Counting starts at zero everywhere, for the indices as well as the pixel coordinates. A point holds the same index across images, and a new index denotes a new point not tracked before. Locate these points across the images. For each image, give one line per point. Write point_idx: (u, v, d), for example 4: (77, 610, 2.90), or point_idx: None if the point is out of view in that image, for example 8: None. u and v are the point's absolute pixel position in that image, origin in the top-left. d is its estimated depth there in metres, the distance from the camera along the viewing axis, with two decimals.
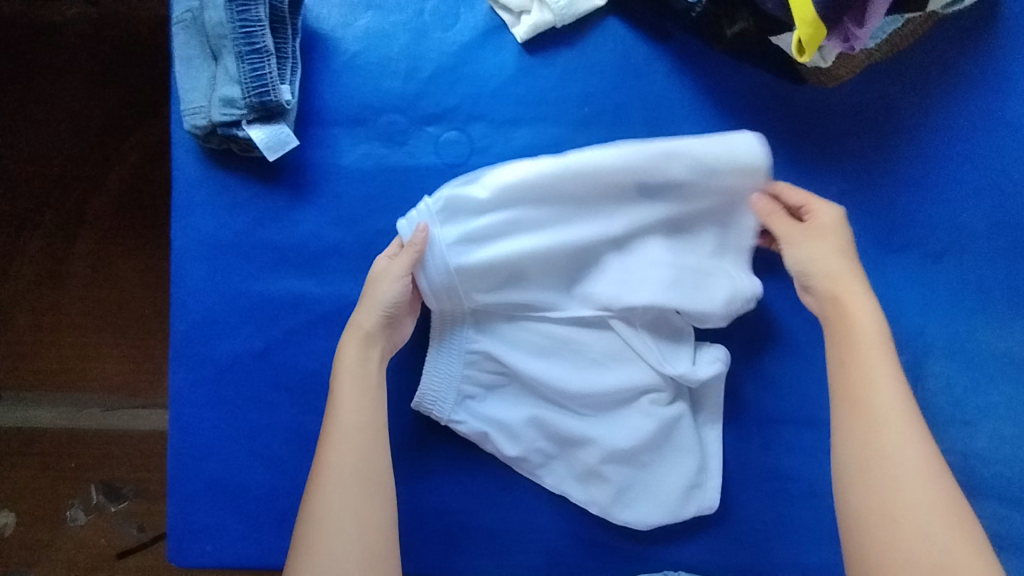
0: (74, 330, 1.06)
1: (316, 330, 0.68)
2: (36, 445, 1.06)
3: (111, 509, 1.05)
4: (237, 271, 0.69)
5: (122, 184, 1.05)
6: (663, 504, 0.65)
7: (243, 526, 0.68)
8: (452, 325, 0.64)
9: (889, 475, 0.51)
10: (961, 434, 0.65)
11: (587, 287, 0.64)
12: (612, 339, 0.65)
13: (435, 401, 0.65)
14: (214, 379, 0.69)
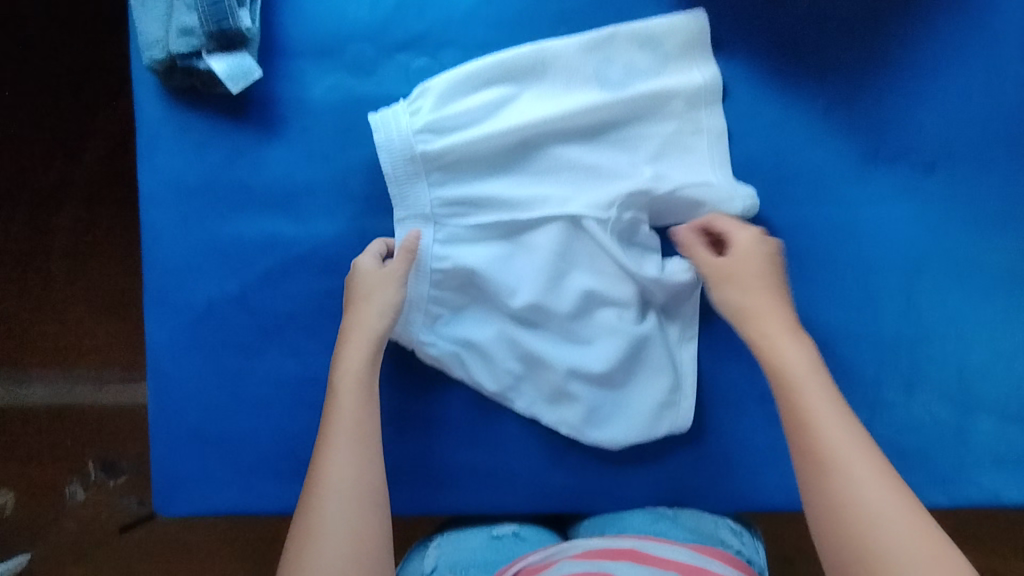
0: (60, 305, 1.05)
1: (293, 271, 0.67)
2: (28, 424, 1.05)
3: (110, 484, 1.04)
4: (207, 213, 0.66)
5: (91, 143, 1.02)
6: (644, 425, 0.64)
7: (230, 473, 0.67)
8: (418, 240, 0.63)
9: (863, 524, 0.47)
10: (955, 349, 0.64)
11: (556, 191, 0.63)
12: (580, 250, 0.63)
13: (403, 324, 0.64)
14: (190, 326, 0.67)
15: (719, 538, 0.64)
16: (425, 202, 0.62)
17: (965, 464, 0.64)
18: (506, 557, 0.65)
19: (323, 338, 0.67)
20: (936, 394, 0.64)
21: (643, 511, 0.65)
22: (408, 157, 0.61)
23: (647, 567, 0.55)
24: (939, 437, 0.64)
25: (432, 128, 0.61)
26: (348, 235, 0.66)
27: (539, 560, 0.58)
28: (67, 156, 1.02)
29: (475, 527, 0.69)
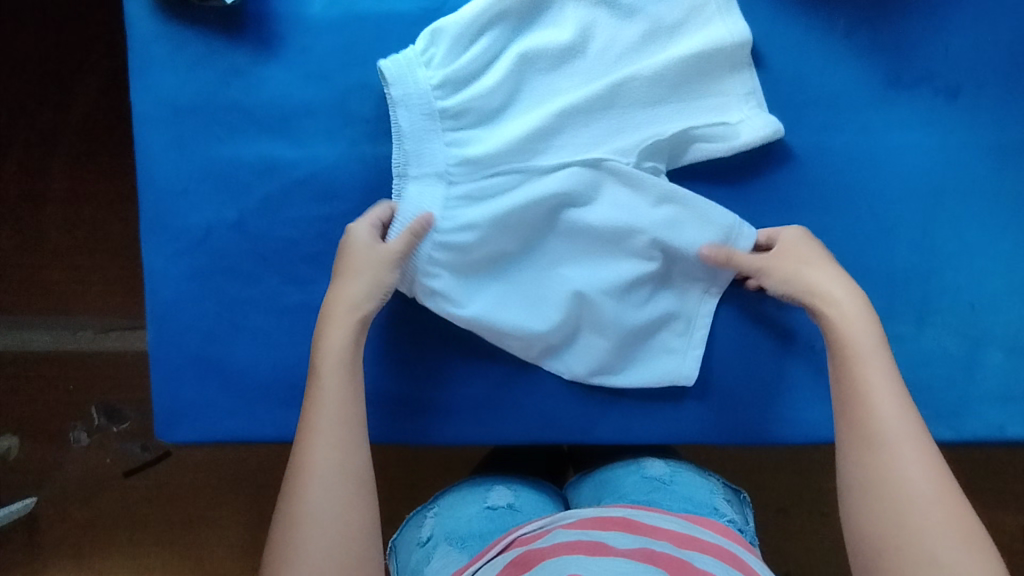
0: (62, 250, 1.04)
1: (293, 197, 0.65)
2: (28, 371, 1.05)
3: (113, 430, 1.04)
4: (204, 136, 0.65)
5: (92, 73, 1.02)
6: (652, 361, 0.65)
7: (232, 402, 0.67)
8: (434, 195, 0.61)
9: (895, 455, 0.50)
10: (967, 281, 0.63)
11: (573, 138, 0.62)
12: (591, 195, 0.62)
13: (417, 285, 0.62)
14: (189, 252, 0.66)
15: (713, 505, 0.69)
16: (442, 161, 0.61)
17: (972, 397, 0.63)
18: (502, 528, 0.67)
19: (324, 265, 0.65)
20: (945, 326, 0.63)
21: (639, 477, 0.71)
22: (425, 111, 0.60)
23: (638, 536, 0.57)
24: (947, 369, 0.63)
25: (449, 81, 0.60)
26: (349, 159, 0.64)
27: (532, 532, 0.60)
28: (69, 91, 1.02)
29: (471, 494, 0.71)
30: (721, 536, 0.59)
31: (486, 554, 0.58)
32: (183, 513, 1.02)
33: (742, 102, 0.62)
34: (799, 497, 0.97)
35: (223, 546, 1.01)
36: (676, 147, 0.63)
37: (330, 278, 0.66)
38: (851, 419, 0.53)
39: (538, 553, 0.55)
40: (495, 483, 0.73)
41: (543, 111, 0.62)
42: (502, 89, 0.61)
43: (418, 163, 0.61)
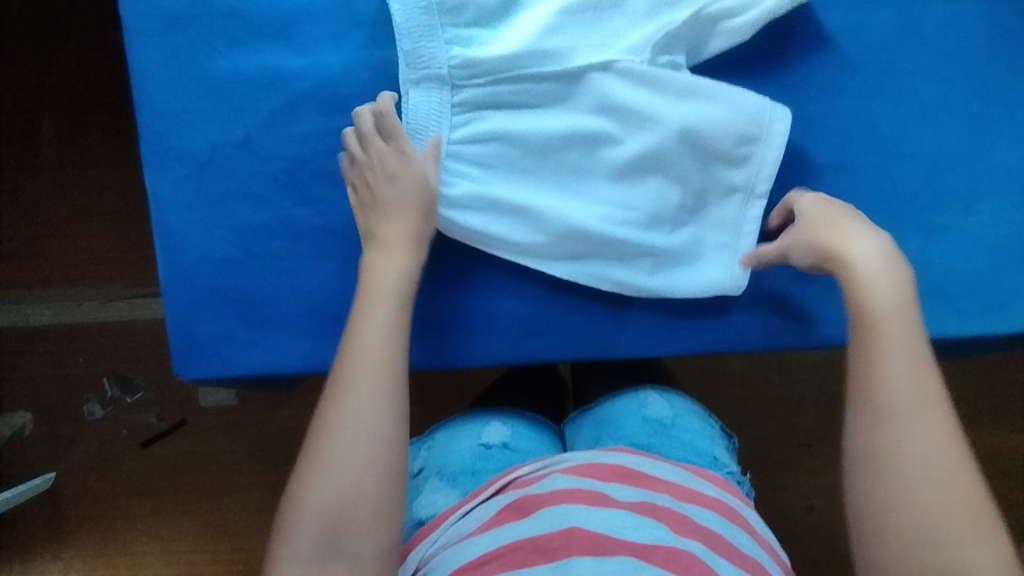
0: (63, 213, 1.01)
1: (300, 110, 0.61)
2: (36, 341, 1.02)
3: (126, 401, 1.02)
4: (200, 49, 0.61)
5: (83, 19, 0.99)
6: (694, 257, 0.61)
7: (251, 333, 0.64)
8: (437, 98, 0.57)
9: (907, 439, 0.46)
10: (1017, 159, 0.60)
11: (585, 35, 0.57)
12: (600, 96, 0.57)
13: None
14: (195, 177, 0.62)
15: (713, 455, 0.67)
16: (441, 61, 0.56)
17: (1020, 287, 0.61)
18: (495, 467, 0.65)
19: (338, 183, 0.62)
20: (995, 207, 0.61)
21: (640, 421, 0.69)
22: (422, 8, 0.56)
23: (640, 490, 0.55)
24: (997, 254, 0.61)
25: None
26: (357, 64, 0.60)
27: (530, 473, 0.58)
28: (59, 39, 0.99)
29: (467, 428, 0.69)
30: (719, 491, 0.58)
31: (480, 494, 0.57)
32: (206, 477, 1.00)
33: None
34: (825, 425, 0.96)
35: (248, 507, 0.99)
36: (696, 35, 0.58)
37: (345, 197, 0.62)
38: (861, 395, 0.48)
39: (537, 497, 0.53)
40: (492, 417, 0.71)
41: (548, 6, 0.57)
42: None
43: (418, 63, 0.56)
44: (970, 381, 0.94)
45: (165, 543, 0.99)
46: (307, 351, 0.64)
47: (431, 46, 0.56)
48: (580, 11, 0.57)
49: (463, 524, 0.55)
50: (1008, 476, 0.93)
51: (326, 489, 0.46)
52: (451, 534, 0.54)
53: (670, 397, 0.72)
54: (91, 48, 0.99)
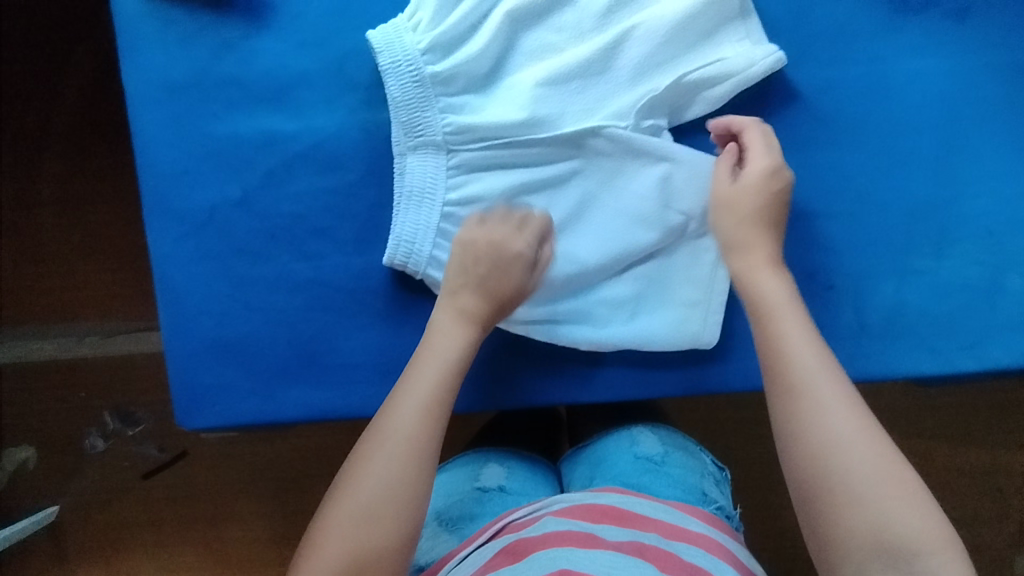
0: (66, 255, 1.03)
1: (296, 170, 0.64)
2: (38, 378, 1.04)
3: (128, 433, 1.04)
4: (200, 113, 0.63)
5: (86, 66, 1.01)
6: (685, 317, 0.62)
7: (250, 382, 0.66)
8: (432, 161, 0.60)
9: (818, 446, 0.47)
10: (988, 207, 0.62)
11: (573, 102, 0.60)
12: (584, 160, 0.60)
13: (409, 253, 0.60)
14: (195, 234, 0.65)
15: (702, 491, 0.69)
16: (437, 129, 0.59)
17: (995, 324, 0.63)
18: (495, 510, 0.67)
19: (333, 238, 0.65)
20: (965, 253, 0.63)
21: (632, 459, 0.71)
22: (415, 81, 0.58)
23: (628, 529, 0.57)
24: (969, 298, 0.63)
25: (437, 45, 0.58)
26: (351, 126, 0.63)
27: (523, 516, 0.60)
28: (63, 87, 1.02)
29: (466, 471, 0.72)
30: (708, 527, 0.60)
31: (477, 539, 0.59)
32: (207, 508, 1.02)
33: (736, 37, 0.60)
34: None
35: (249, 538, 1.01)
36: (677, 99, 0.60)
37: (340, 250, 0.65)
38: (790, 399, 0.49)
39: (528, 540, 0.55)
40: (490, 461, 0.74)
41: (535, 73, 0.60)
42: (490, 52, 0.60)
43: (414, 131, 0.59)
44: (960, 399, 0.96)
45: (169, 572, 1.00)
46: (304, 399, 0.66)
47: (426, 116, 0.59)
48: (567, 80, 0.60)
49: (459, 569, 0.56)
50: (997, 492, 0.94)
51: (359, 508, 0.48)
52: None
53: (660, 434, 0.74)
54: (88, 93, 1.02)
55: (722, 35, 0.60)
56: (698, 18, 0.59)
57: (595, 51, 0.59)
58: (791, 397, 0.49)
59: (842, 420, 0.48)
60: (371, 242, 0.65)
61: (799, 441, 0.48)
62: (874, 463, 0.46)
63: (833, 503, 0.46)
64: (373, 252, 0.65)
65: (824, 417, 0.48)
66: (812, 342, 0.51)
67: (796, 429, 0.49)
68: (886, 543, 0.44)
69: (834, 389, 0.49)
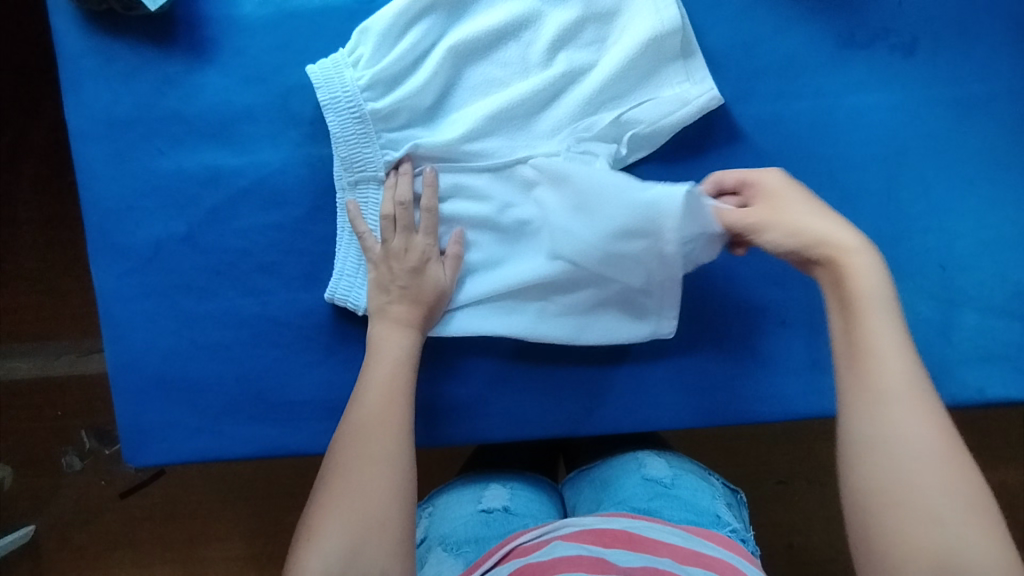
0: (31, 278, 1.02)
1: (241, 206, 0.63)
2: (10, 398, 1.03)
3: (104, 452, 1.01)
4: (143, 149, 0.63)
5: (48, 86, 1.00)
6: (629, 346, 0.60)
7: (197, 420, 0.65)
8: (372, 194, 0.60)
9: (898, 469, 0.44)
10: (939, 241, 0.61)
11: (514, 139, 0.60)
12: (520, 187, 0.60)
13: (351, 289, 0.61)
14: (140, 270, 0.64)
15: (716, 513, 0.68)
16: (377, 164, 0.59)
17: (952, 359, 0.61)
18: (497, 531, 0.66)
19: (280, 274, 0.63)
20: (920, 289, 0.61)
21: (641, 482, 0.70)
22: (356, 116, 0.58)
23: (643, 554, 0.56)
24: (925, 335, 0.61)
25: (377, 81, 0.58)
26: (295, 161, 0.63)
27: (532, 540, 0.59)
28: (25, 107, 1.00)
29: (468, 494, 0.71)
30: (722, 550, 0.58)
31: (484, 563, 0.58)
32: (182, 531, 1.00)
33: (677, 78, 0.60)
34: (798, 465, 0.97)
35: (225, 561, 1.00)
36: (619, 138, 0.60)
37: (287, 286, 0.64)
38: (864, 414, 0.46)
39: (538, 564, 0.54)
40: (491, 482, 0.73)
41: (477, 109, 0.59)
42: (432, 87, 0.59)
43: (354, 167, 0.59)
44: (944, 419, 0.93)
45: None
46: (252, 437, 0.65)
47: (367, 152, 0.59)
48: (511, 117, 0.59)
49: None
50: None
51: (349, 512, 0.47)
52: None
53: (669, 458, 0.73)
54: (52, 118, 1.00)
55: (663, 75, 0.60)
56: (641, 58, 0.59)
57: (538, 88, 0.59)
58: (874, 403, 0.46)
59: (919, 433, 0.45)
60: (319, 278, 0.63)
61: (882, 450, 0.45)
62: (942, 480, 0.43)
63: (900, 510, 0.43)
64: (320, 289, 0.64)
65: (900, 429, 0.45)
66: (903, 350, 0.48)
67: (875, 436, 0.46)
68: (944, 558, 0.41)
69: (914, 406, 0.46)
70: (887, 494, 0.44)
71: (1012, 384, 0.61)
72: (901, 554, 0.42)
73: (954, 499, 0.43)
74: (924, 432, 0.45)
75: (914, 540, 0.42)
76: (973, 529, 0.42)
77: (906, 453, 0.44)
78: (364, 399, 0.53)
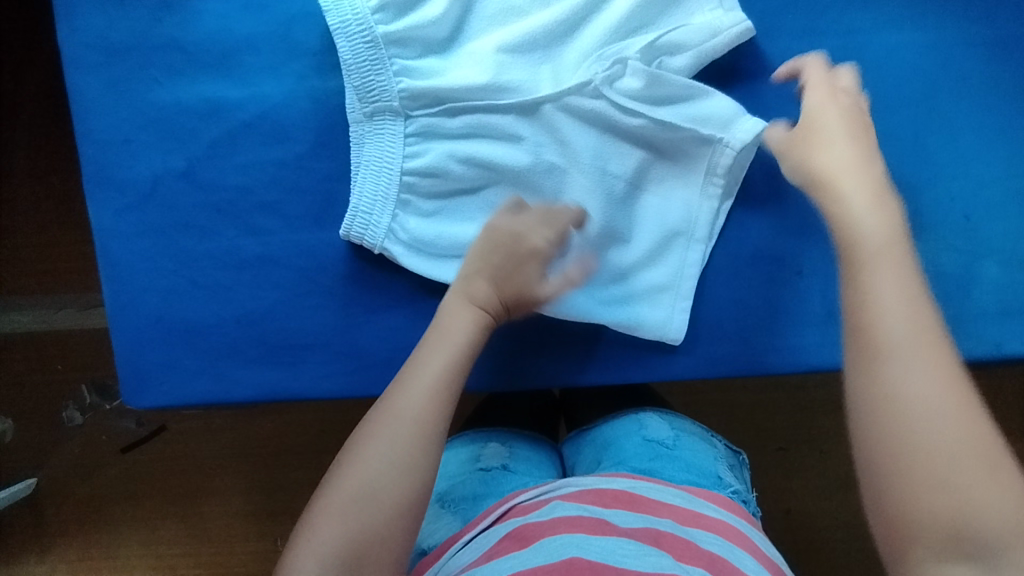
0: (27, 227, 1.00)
1: (241, 141, 0.61)
2: (7, 349, 1.01)
3: (106, 407, 1.01)
4: (140, 78, 0.60)
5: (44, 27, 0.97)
6: (646, 293, 0.60)
7: (198, 362, 0.63)
8: (387, 127, 0.57)
9: (905, 430, 0.39)
10: (964, 190, 0.59)
11: (536, 71, 0.58)
12: (542, 127, 0.58)
13: (366, 227, 0.58)
14: (138, 207, 0.62)
15: (717, 475, 0.67)
16: (392, 94, 0.56)
17: (968, 313, 0.60)
18: (498, 489, 0.65)
19: (281, 213, 0.61)
20: (941, 239, 0.60)
21: (641, 442, 0.69)
22: (367, 42, 0.55)
23: (643, 515, 0.55)
24: (944, 287, 0.60)
25: (389, 3, 0.55)
26: (297, 94, 0.60)
27: (530, 499, 0.58)
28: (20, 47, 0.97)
29: (468, 452, 0.70)
30: (722, 511, 0.57)
31: (482, 521, 0.57)
32: (183, 484, 1.00)
33: (708, 5, 0.57)
34: (797, 431, 0.96)
35: (225, 514, 0.99)
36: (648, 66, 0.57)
37: (289, 226, 0.62)
38: (869, 367, 0.42)
39: (537, 525, 0.53)
40: (490, 440, 0.72)
41: (495, 39, 0.57)
42: (450, 12, 0.57)
43: (368, 96, 0.57)
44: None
45: (142, 543, 0.98)
46: (253, 382, 0.63)
47: (380, 78, 0.56)
48: (530, 47, 0.57)
49: (465, 552, 0.54)
50: None
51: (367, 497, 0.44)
52: (453, 565, 0.53)
53: (670, 417, 0.72)
54: (46, 65, 0.98)
55: (692, 1, 0.57)
56: None
57: (559, 16, 0.57)
58: (874, 358, 0.42)
59: (932, 391, 0.39)
60: (322, 218, 0.62)
61: (887, 409, 0.40)
62: (960, 444, 0.38)
63: (908, 472, 0.38)
64: (321, 230, 0.62)
65: (906, 385, 0.40)
66: (910, 298, 0.43)
67: (875, 393, 0.41)
68: (957, 527, 0.37)
69: (926, 359, 0.40)
70: (895, 458, 0.39)
71: None
72: (909, 519, 0.38)
73: (967, 464, 0.38)
74: (939, 386, 0.40)
75: (922, 510, 0.37)
76: (996, 500, 0.37)
77: (916, 413, 0.39)
78: (414, 376, 0.50)
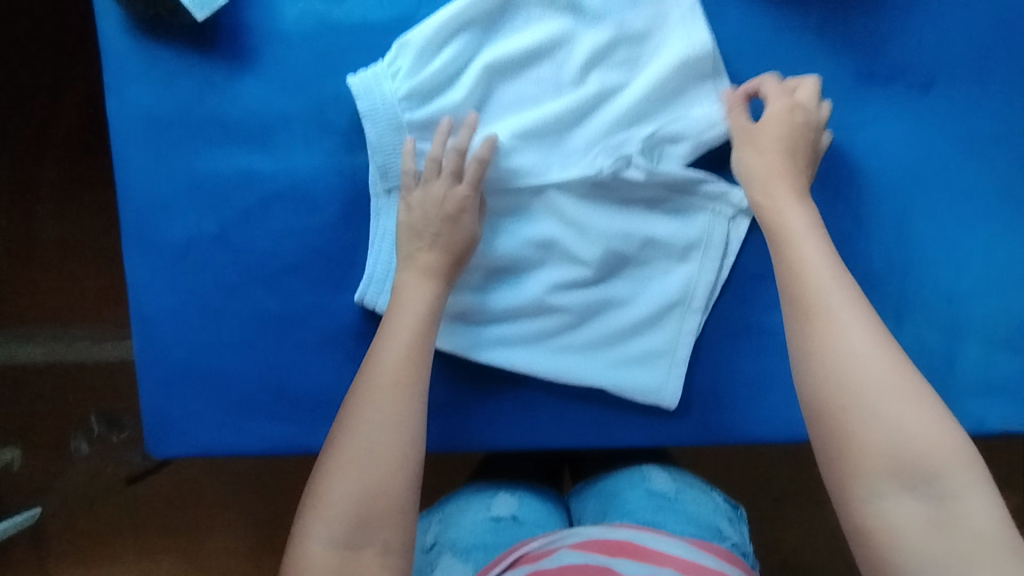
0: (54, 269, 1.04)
1: (272, 208, 0.65)
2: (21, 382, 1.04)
3: (113, 441, 0.96)
4: (181, 148, 0.65)
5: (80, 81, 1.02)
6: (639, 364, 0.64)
7: (219, 412, 0.67)
8: None
9: (840, 368, 0.47)
10: (948, 272, 0.63)
11: (546, 155, 0.62)
12: (548, 206, 0.62)
13: (378, 295, 0.63)
14: (172, 266, 0.66)
15: (717, 527, 0.69)
16: None
17: (953, 389, 0.63)
18: (507, 540, 0.68)
19: (306, 276, 0.66)
20: (926, 318, 0.63)
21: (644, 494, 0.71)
22: (393, 127, 0.60)
23: (647, 563, 0.57)
24: (929, 364, 0.63)
25: (415, 93, 0.61)
26: (326, 168, 0.65)
27: (540, 547, 0.61)
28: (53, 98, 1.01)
29: (477, 501, 0.72)
30: (724, 562, 0.60)
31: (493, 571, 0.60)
32: (188, 520, 1.02)
33: (707, 100, 0.62)
34: (794, 486, 0.98)
35: (229, 551, 1.01)
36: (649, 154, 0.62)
37: (312, 288, 0.66)
38: (804, 321, 0.49)
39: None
40: (499, 490, 0.74)
41: (510, 126, 0.62)
42: (469, 102, 0.62)
43: (389, 175, 0.61)
44: None
45: None
46: (271, 433, 0.67)
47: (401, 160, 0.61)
48: (542, 134, 0.62)
49: None
50: None
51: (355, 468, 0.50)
52: None
53: (671, 471, 0.75)
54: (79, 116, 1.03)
55: (693, 96, 0.62)
56: (672, 82, 0.62)
57: (569, 106, 0.61)
58: (804, 318, 0.50)
59: (852, 333, 0.48)
60: (344, 282, 0.66)
61: (823, 356, 0.48)
62: (883, 369, 0.47)
63: (849, 405, 0.47)
64: (343, 293, 0.66)
65: (837, 334, 0.48)
66: (823, 261, 0.51)
67: (810, 344, 0.49)
68: (898, 450, 0.45)
69: (846, 309, 0.49)
70: (835, 395, 0.47)
71: (1010, 416, 0.63)
72: (857, 444, 0.46)
73: (889, 381, 0.47)
74: (856, 329, 0.48)
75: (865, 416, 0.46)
76: (917, 416, 0.46)
77: (845, 349, 0.48)
78: (381, 351, 0.55)
